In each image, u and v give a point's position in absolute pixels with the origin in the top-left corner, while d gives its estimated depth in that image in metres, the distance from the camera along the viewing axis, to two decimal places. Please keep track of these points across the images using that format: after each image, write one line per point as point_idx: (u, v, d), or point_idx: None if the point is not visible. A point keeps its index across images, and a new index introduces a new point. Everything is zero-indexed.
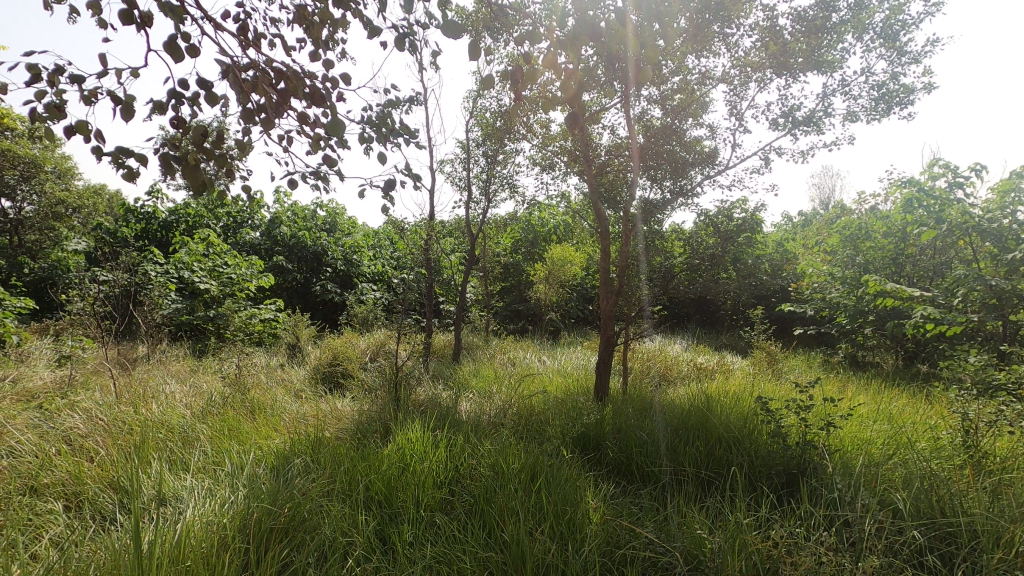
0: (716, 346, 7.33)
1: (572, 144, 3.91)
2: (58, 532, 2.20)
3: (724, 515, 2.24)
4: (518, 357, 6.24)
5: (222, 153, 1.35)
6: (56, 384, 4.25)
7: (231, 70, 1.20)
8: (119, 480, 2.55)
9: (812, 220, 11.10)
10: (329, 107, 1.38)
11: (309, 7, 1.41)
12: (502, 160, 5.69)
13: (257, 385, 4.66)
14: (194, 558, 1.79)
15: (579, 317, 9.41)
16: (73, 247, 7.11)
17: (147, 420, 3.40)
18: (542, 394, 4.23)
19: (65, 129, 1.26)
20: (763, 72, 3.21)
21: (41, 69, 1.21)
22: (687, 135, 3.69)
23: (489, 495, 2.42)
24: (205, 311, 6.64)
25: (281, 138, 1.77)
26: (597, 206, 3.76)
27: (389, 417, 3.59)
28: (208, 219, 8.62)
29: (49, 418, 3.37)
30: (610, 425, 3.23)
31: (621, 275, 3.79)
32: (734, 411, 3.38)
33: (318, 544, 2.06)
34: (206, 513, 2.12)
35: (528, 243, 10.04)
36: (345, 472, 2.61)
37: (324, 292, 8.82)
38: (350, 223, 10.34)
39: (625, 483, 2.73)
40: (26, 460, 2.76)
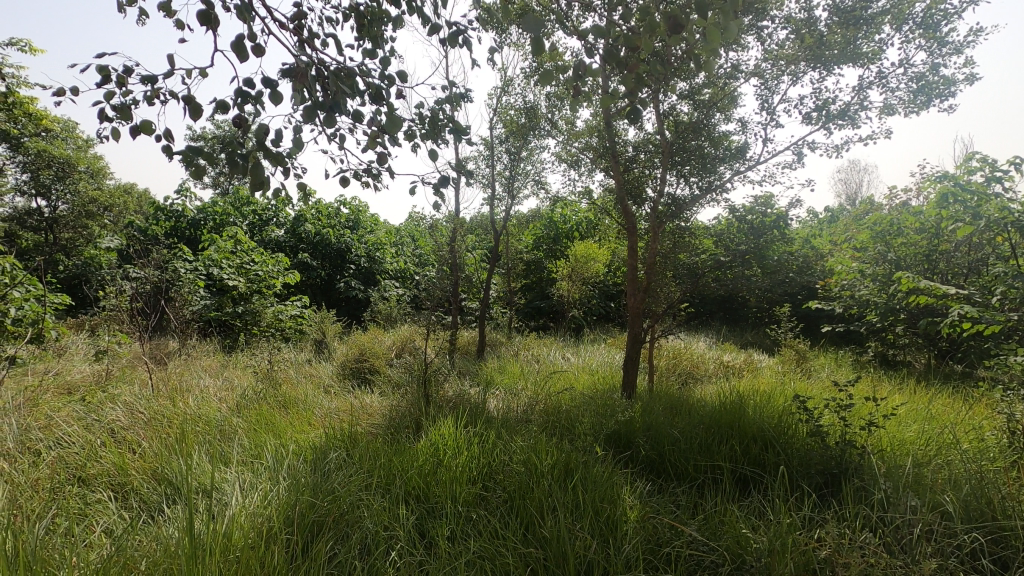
0: (742, 344, 7.24)
1: (598, 140, 3.88)
2: (110, 520, 2.27)
3: (764, 516, 2.21)
4: (542, 354, 6.24)
5: (280, 151, 1.36)
6: (95, 377, 4.37)
7: (296, 67, 1.21)
8: (164, 473, 2.62)
9: (839, 216, 10.89)
10: (387, 105, 1.39)
11: (364, 6, 1.42)
12: (526, 157, 5.68)
13: (287, 380, 4.74)
14: (244, 547, 1.83)
15: (601, 314, 9.35)
16: (106, 244, 7.31)
17: (185, 413, 3.48)
18: (569, 390, 4.22)
19: (132, 129, 1.28)
20: (796, 65, 3.14)
21: (111, 71, 1.24)
22: (716, 130, 3.62)
23: (524, 492, 2.42)
24: (233, 307, 6.77)
25: (334, 136, 1.79)
26: (624, 203, 3.73)
27: (419, 412, 3.62)
28: (235, 216, 8.78)
29: (92, 410, 3.47)
30: (640, 423, 3.20)
31: (650, 272, 3.76)
32: (767, 410, 3.33)
33: (361, 536, 2.09)
34: (251, 504, 2.17)
35: (550, 240, 10.01)
36: (382, 466, 2.65)
37: (348, 289, 8.92)
38: (373, 221, 10.41)
39: (660, 481, 2.70)
40: (73, 451, 2.84)
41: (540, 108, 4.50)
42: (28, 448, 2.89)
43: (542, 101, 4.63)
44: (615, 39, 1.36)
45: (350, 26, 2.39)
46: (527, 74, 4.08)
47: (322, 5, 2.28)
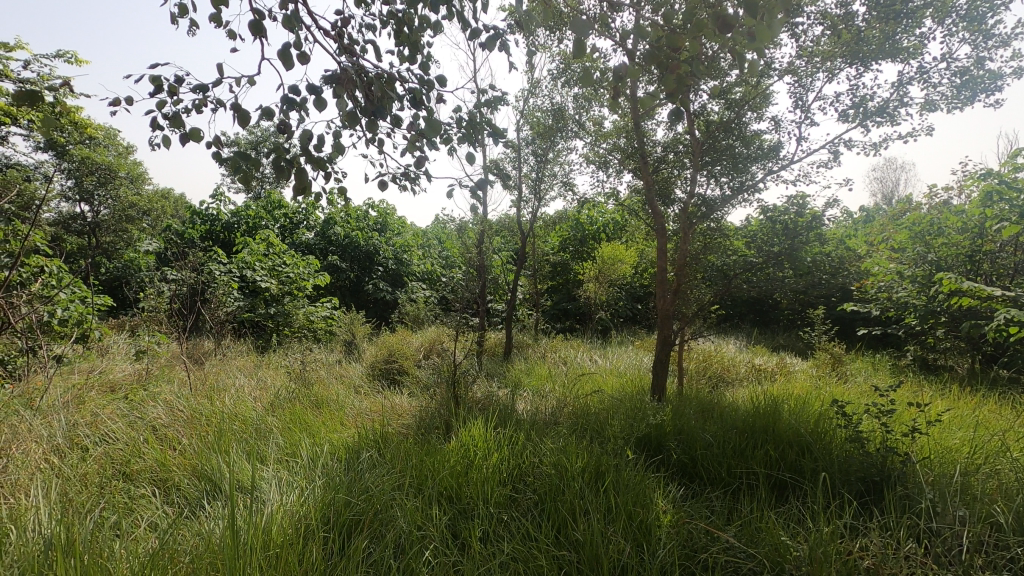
0: (774, 347, 7.09)
1: (626, 141, 3.85)
2: (154, 515, 2.35)
3: (803, 524, 2.16)
4: (569, 356, 6.21)
5: (322, 156, 1.40)
6: (136, 376, 4.52)
7: (339, 74, 1.23)
8: (204, 470, 2.69)
9: (875, 215, 10.60)
10: (426, 110, 1.41)
11: (404, 12, 1.45)
12: (552, 158, 5.67)
13: (319, 380, 4.83)
14: (283, 544, 1.87)
15: (628, 316, 9.28)
16: (145, 247, 7.57)
17: (222, 411, 3.58)
18: (598, 392, 4.19)
19: (181, 137, 1.33)
20: (833, 61, 3.06)
21: (163, 81, 1.28)
22: (747, 129, 3.55)
23: (555, 494, 2.42)
24: (266, 308, 6.93)
25: (373, 140, 1.82)
26: (653, 204, 3.70)
27: (449, 413, 3.64)
28: (267, 220, 9.00)
29: (135, 408, 3.59)
30: (671, 426, 3.16)
31: (679, 273, 3.72)
32: (803, 415, 3.25)
33: (395, 536, 2.11)
34: (288, 501, 2.22)
35: (577, 241, 9.96)
36: (414, 466, 2.67)
37: (376, 291, 9.05)
38: (400, 223, 10.54)
39: (693, 485, 2.66)
40: (118, 448, 2.95)
41: (567, 109, 4.49)
42: (76, 443, 3.01)
43: (569, 103, 4.63)
44: (654, 40, 1.34)
45: (389, 32, 2.42)
46: (555, 75, 4.08)
47: (362, 12, 2.32)
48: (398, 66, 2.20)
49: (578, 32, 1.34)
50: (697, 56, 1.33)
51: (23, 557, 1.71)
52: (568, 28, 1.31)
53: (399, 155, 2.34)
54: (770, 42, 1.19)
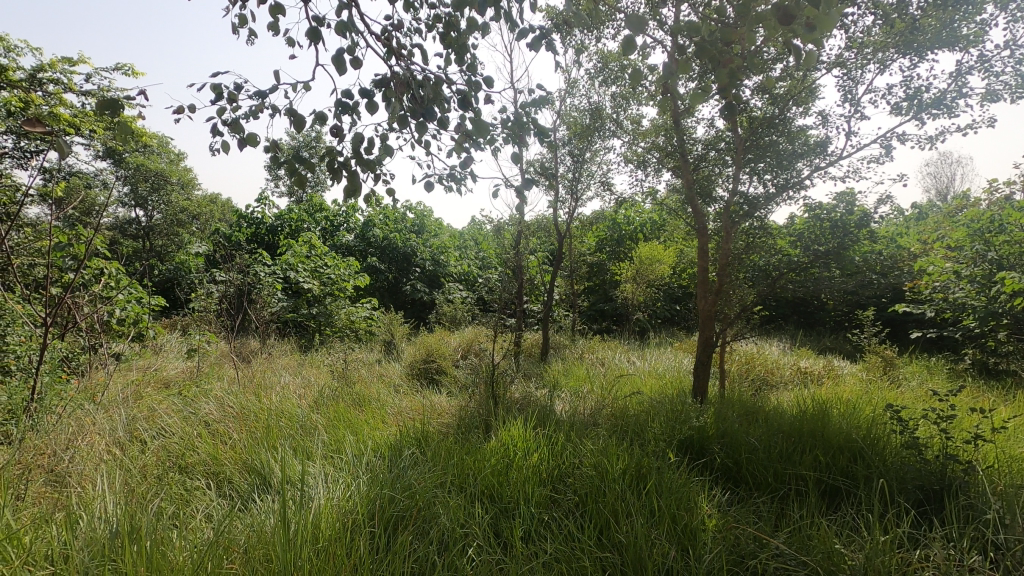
0: (820, 349, 6.86)
1: (665, 139, 3.79)
2: (208, 507, 2.43)
3: (857, 533, 2.08)
4: (607, 357, 6.16)
5: (372, 159, 1.43)
6: (188, 373, 4.71)
7: (390, 77, 1.26)
8: (254, 464, 2.79)
9: (929, 212, 10.12)
10: (473, 111, 1.43)
11: (452, 13, 1.46)
12: (589, 158, 5.63)
13: (360, 379, 4.93)
14: (331, 538, 1.92)
15: (667, 317, 9.13)
16: (195, 250, 7.89)
17: (269, 408, 3.69)
18: (638, 394, 4.14)
19: (240, 141, 1.38)
20: (884, 53, 2.94)
21: (224, 89, 1.34)
22: (792, 124, 3.43)
23: (596, 496, 2.40)
24: (309, 309, 7.12)
25: (421, 142, 1.85)
26: (694, 203, 3.63)
27: (488, 413, 3.66)
28: (309, 223, 9.25)
29: (188, 404, 3.74)
30: (714, 429, 3.09)
31: (720, 275, 3.65)
32: (854, 420, 3.13)
33: (439, 532, 2.14)
34: (335, 497, 2.27)
35: (614, 242, 9.87)
36: (455, 465, 2.69)
37: (414, 291, 9.17)
38: (437, 224, 10.66)
39: (739, 490, 2.60)
40: (173, 442, 3.08)
41: (604, 108, 4.46)
42: (136, 437, 3.16)
43: (606, 102, 4.59)
44: (706, 33, 1.30)
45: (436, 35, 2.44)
46: (592, 74, 4.06)
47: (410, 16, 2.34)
48: (444, 69, 2.23)
49: (633, 28, 1.28)
50: (752, 49, 1.29)
51: (91, 543, 1.80)
52: (623, 25, 1.27)
53: (445, 156, 2.36)
54: (830, 34, 1.14)
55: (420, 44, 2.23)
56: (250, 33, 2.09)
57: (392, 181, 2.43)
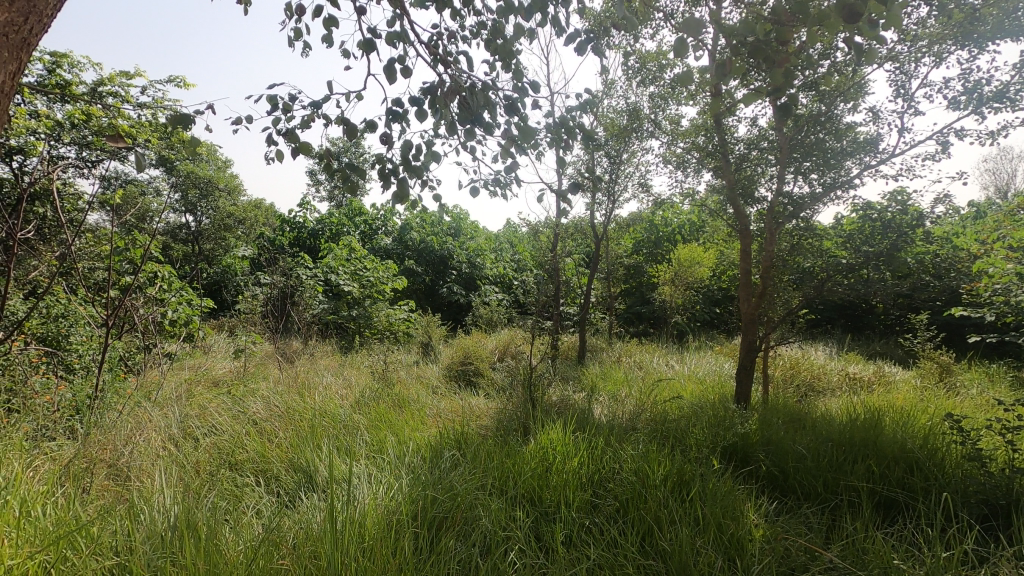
0: (870, 354, 6.59)
1: (705, 139, 3.72)
2: (258, 503, 2.51)
3: (916, 549, 1.98)
4: (645, 361, 6.08)
5: (420, 165, 1.46)
6: (235, 373, 4.87)
7: (440, 84, 1.28)
8: (300, 462, 2.87)
9: (988, 210, 9.61)
10: (519, 116, 1.44)
11: (499, 20, 1.47)
12: (626, 159, 5.57)
13: (400, 380, 5.00)
14: (376, 536, 1.95)
15: (706, 320, 8.94)
16: (242, 253, 8.18)
17: (313, 407, 3.78)
18: (678, 398, 4.06)
19: (295, 150, 1.43)
20: (940, 45, 2.81)
21: (279, 100, 1.38)
22: (840, 122, 3.31)
23: (638, 501, 2.37)
24: (349, 311, 7.28)
25: (466, 147, 1.87)
26: (735, 203, 3.54)
27: (526, 416, 3.66)
28: (349, 226, 9.47)
29: (237, 402, 3.88)
30: (759, 436, 3.00)
31: (764, 277, 3.55)
32: (909, 429, 2.99)
33: (481, 535, 2.15)
34: (379, 497, 2.31)
35: (651, 244, 9.74)
36: (494, 467, 2.70)
37: (450, 294, 9.25)
38: (473, 228, 10.74)
39: (787, 499, 2.52)
40: (223, 439, 3.19)
41: (642, 109, 4.41)
42: (189, 434, 3.30)
43: (644, 102, 4.54)
44: (760, 33, 1.27)
45: (481, 40, 2.45)
46: (629, 74, 4.02)
47: (457, 21, 2.36)
48: (491, 75, 2.26)
49: (687, 30, 1.25)
50: (807, 51, 1.27)
51: (152, 535, 1.88)
52: (677, 28, 1.24)
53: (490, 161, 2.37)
54: (895, 29, 1.11)
55: (467, 49, 2.25)
56: (306, 45, 2.17)
57: (438, 186, 2.45)
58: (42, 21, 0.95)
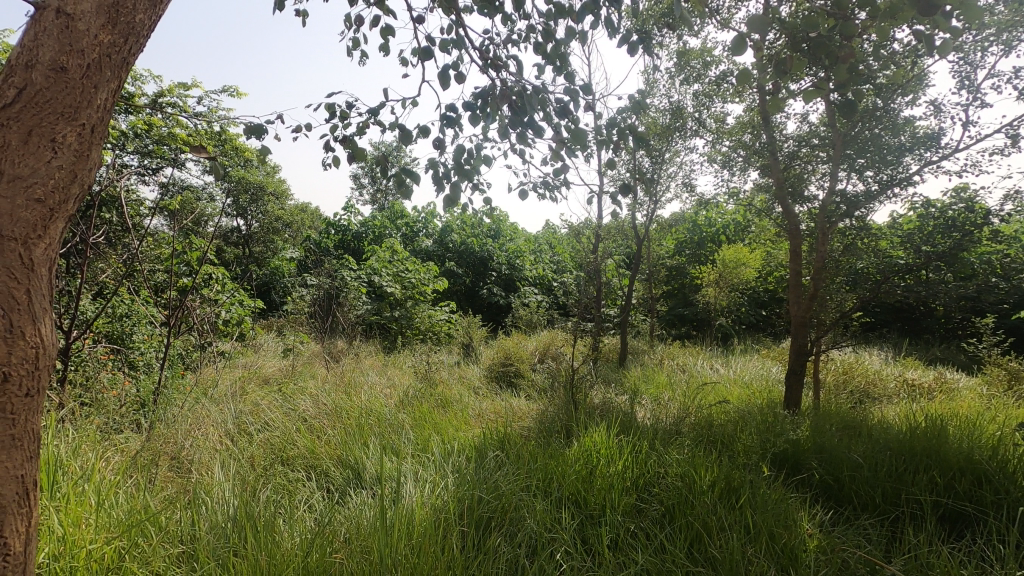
0: (929, 360, 6.28)
1: (752, 137, 3.62)
2: (310, 498, 2.60)
3: (987, 566, 1.88)
4: (688, 364, 5.97)
5: (471, 169, 1.48)
6: (285, 371, 5.05)
7: (493, 89, 1.30)
8: (348, 460, 2.95)
9: None
10: (569, 119, 1.44)
11: (551, 23, 1.47)
12: (669, 159, 5.49)
13: (442, 381, 5.06)
14: (425, 534, 1.97)
15: (753, 323, 8.70)
16: (289, 256, 8.46)
17: (360, 406, 3.87)
18: (724, 402, 3.97)
19: (351, 156, 1.47)
20: (1010, 33, 2.65)
21: (337, 108, 1.43)
22: (897, 116, 3.16)
23: (685, 507, 2.33)
24: (391, 311, 7.43)
25: (516, 150, 1.88)
26: (784, 202, 3.43)
27: (568, 418, 3.64)
28: (391, 229, 9.69)
29: (287, 400, 4.01)
30: (811, 443, 2.90)
31: (815, 278, 3.42)
32: (975, 439, 2.83)
33: (527, 536, 2.15)
34: (426, 494, 2.35)
35: (694, 244, 9.55)
36: (539, 468, 2.70)
37: (490, 295, 9.31)
38: (512, 229, 10.77)
39: (843, 510, 2.43)
40: (276, 435, 3.31)
41: (685, 108, 4.33)
42: (244, 429, 3.44)
43: (687, 101, 4.46)
44: (820, 32, 1.24)
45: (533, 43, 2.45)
46: (672, 72, 3.95)
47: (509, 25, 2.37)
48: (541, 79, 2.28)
49: (743, 30, 1.23)
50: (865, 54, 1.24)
51: (214, 527, 1.96)
52: (734, 27, 1.23)
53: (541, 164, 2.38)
54: (969, 21, 1.06)
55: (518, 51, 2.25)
56: (364, 54, 2.24)
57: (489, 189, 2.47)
58: (142, 40, 0.84)
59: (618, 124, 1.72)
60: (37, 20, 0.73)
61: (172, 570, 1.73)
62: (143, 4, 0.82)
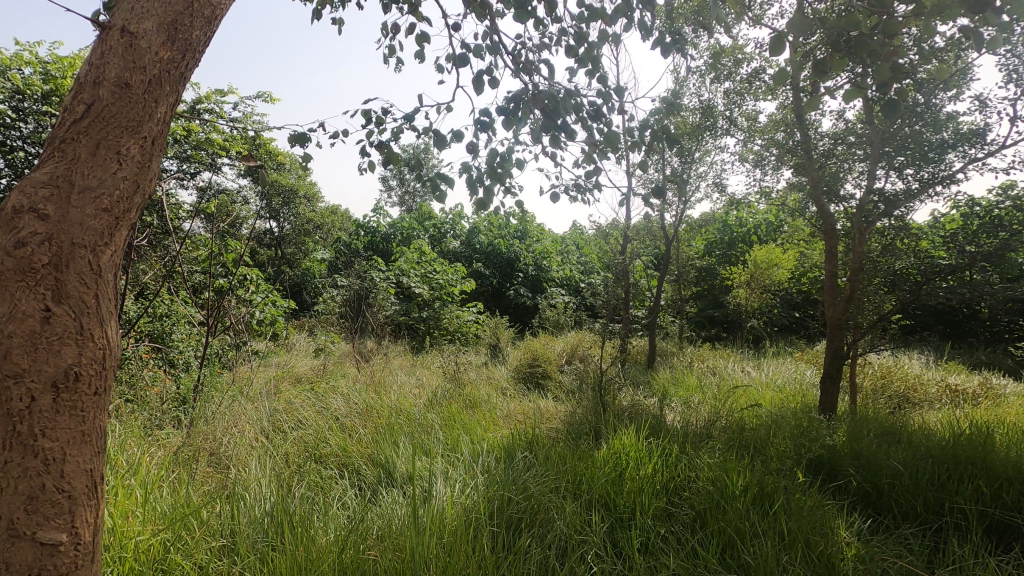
0: (973, 364, 6.04)
1: (785, 135, 3.54)
2: (343, 495, 2.65)
3: None
4: (719, 366, 5.86)
5: (504, 173, 1.50)
6: (317, 370, 5.15)
7: (526, 94, 1.31)
8: (380, 458, 3.00)
9: None
10: (602, 122, 1.45)
11: (583, 26, 1.48)
12: (699, 158, 5.40)
13: (470, 381, 5.09)
14: (455, 533, 1.99)
15: (785, 325, 8.51)
16: (320, 257, 8.63)
17: (389, 405, 3.93)
18: (756, 406, 3.89)
19: (386, 161, 1.50)
20: None
21: (373, 114, 1.46)
22: (940, 112, 3.05)
23: (717, 511, 2.30)
24: (419, 312, 7.53)
25: (548, 153, 1.89)
26: (819, 202, 3.34)
27: (597, 420, 3.62)
28: (419, 230, 9.81)
29: (320, 399, 4.09)
30: (848, 449, 2.83)
31: (852, 280, 3.33)
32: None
33: (557, 538, 2.15)
34: (456, 494, 2.37)
35: (725, 245, 9.39)
36: (568, 469, 2.69)
37: (517, 296, 9.32)
38: (539, 230, 10.77)
39: (882, 518, 2.36)
40: (308, 433, 3.38)
41: (716, 106, 4.26)
42: (278, 427, 3.52)
43: (718, 99, 4.39)
44: (862, 31, 1.22)
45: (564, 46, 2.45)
46: (703, 70, 3.90)
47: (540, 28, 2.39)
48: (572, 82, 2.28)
49: (782, 29, 1.22)
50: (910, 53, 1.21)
51: (253, 521, 2.02)
52: (773, 26, 1.21)
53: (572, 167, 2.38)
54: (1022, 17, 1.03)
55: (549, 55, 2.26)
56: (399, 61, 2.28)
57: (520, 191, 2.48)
58: (198, 55, 0.88)
59: (650, 125, 1.71)
60: (103, 40, 0.77)
61: (213, 564, 1.80)
62: (198, 21, 0.86)
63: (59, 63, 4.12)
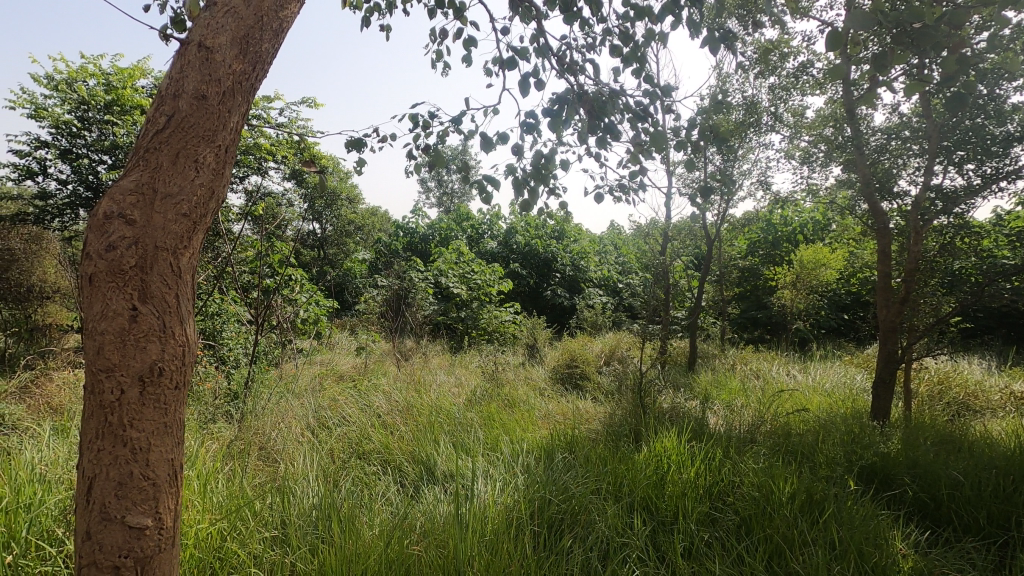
0: None
1: (834, 131, 3.42)
2: (386, 490, 2.71)
3: None
4: (763, 369, 5.71)
5: (549, 174, 1.50)
6: (359, 369, 5.27)
7: (571, 94, 1.31)
8: (421, 455, 3.04)
9: None
10: (648, 122, 1.43)
11: (629, 25, 1.47)
12: (742, 156, 5.27)
13: (508, 381, 5.11)
14: (497, 531, 2.01)
15: (834, 327, 8.20)
16: (361, 258, 8.82)
17: (430, 404, 3.99)
18: (804, 411, 3.76)
19: (434, 163, 1.53)
20: None
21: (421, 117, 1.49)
22: (1004, 103, 2.90)
23: (763, 518, 2.24)
24: (457, 312, 7.61)
25: (592, 153, 1.88)
26: (871, 199, 3.21)
27: (637, 422, 3.57)
28: (457, 231, 9.91)
29: (362, 396, 4.19)
30: (903, 456, 2.71)
31: (907, 280, 3.19)
32: None
33: (598, 540, 2.14)
34: (497, 492, 2.39)
35: (769, 244, 9.12)
36: (609, 470, 2.67)
37: (555, 296, 9.30)
38: (577, 230, 10.71)
39: (940, 531, 2.26)
40: (352, 429, 3.46)
41: (761, 102, 4.15)
42: (323, 423, 3.63)
43: (763, 95, 4.28)
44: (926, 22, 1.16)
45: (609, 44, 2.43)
46: (747, 66, 3.80)
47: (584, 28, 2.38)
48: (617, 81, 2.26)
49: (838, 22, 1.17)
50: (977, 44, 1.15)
51: (302, 514, 2.08)
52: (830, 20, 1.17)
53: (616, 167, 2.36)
54: None
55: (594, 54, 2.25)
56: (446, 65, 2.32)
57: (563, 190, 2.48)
58: (265, 67, 0.92)
59: (697, 124, 1.68)
60: (181, 54, 0.82)
61: (267, 553, 1.87)
62: (267, 33, 0.90)
63: (120, 75, 4.36)
